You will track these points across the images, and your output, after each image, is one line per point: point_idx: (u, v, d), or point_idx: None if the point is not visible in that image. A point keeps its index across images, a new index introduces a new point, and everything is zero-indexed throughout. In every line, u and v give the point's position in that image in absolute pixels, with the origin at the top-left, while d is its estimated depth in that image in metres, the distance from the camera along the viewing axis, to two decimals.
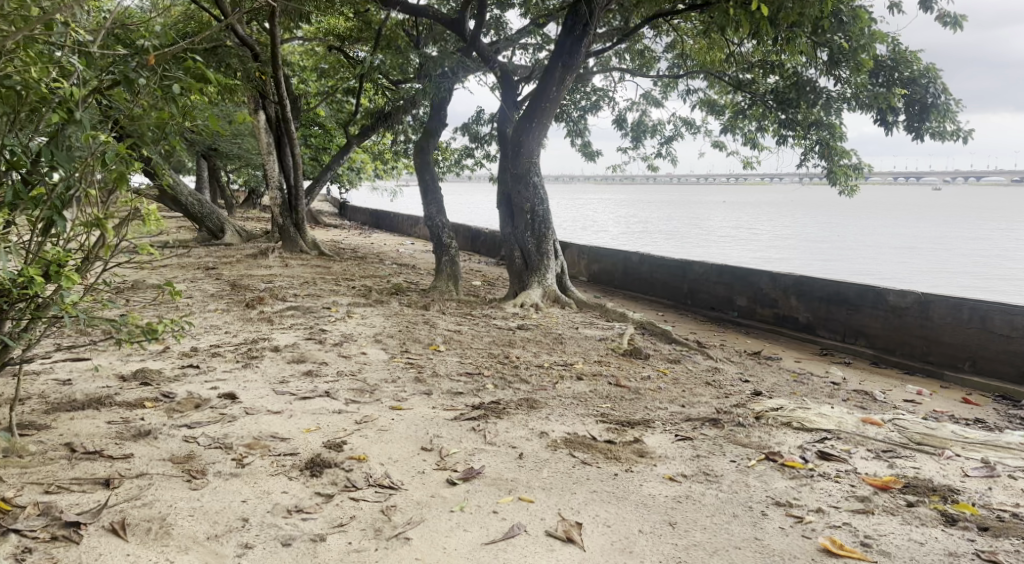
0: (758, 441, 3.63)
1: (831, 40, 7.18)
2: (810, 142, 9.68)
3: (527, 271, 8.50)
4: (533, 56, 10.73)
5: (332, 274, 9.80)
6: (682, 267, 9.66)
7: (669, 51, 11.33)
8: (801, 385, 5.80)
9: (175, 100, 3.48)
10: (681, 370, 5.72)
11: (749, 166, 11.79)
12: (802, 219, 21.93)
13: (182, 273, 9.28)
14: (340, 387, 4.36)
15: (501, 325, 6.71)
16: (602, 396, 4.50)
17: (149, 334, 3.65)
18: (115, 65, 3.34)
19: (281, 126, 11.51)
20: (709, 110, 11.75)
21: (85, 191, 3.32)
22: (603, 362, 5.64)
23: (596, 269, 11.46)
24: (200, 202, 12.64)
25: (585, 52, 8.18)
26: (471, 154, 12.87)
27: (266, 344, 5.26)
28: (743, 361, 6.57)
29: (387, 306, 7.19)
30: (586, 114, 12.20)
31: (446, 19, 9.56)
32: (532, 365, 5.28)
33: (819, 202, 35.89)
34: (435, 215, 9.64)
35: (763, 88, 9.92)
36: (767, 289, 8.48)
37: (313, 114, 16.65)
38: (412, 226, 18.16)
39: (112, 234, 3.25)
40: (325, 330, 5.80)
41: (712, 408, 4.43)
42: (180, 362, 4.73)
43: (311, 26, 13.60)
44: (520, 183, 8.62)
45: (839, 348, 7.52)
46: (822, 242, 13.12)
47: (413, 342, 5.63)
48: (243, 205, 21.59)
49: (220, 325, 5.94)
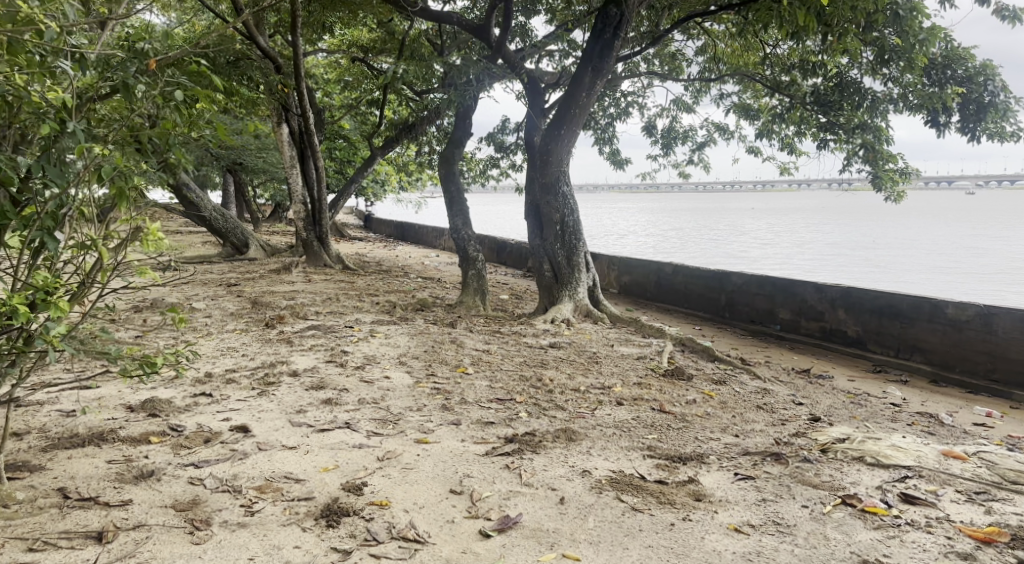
0: (830, 482, 3.22)
1: (881, 36, 6.74)
2: (853, 145, 9.21)
3: (557, 285, 8.12)
4: (560, 62, 10.41)
5: (355, 289, 9.51)
6: (720, 278, 9.22)
7: (701, 55, 10.95)
8: (858, 409, 5.35)
9: (179, 107, 3.14)
10: (728, 392, 5.30)
11: (786, 172, 11.33)
12: (837, 226, 21.28)
13: (203, 290, 9.06)
14: (362, 417, 4.02)
15: (532, 343, 6.34)
16: (647, 425, 4.10)
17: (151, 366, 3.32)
18: (112, 69, 3.04)
19: (304, 139, 11.31)
20: (742, 115, 11.33)
21: (80, 209, 3.01)
22: (644, 384, 5.24)
23: (627, 280, 11.05)
24: (224, 217, 12.50)
25: (615, 56, 7.84)
26: (496, 164, 12.57)
27: (284, 368, 4.95)
28: (792, 381, 6.13)
29: (412, 324, 6.85)
30: (614, 120, 11.85)
31: (471, 25, 9.28)
32: (568, 389, 4.90)
33: (851, 208, 35.02)
34: (460, 227, 9.31)
35: (803, 90, 9.47)
36: (812, 301, 8.02)
37: (337, 127, 16.48)
38: (437, 238, 17.91)
39: (107, 258, 2.94)
40: (347, 352, 5.48)
41: (770, 439, 4.01)
42: (192, 390, 4.43)
43: (334, 38, 13.43)
44: (549, 193, 8.26)
45: (893, 365, 7.03)
46: (864, 251, 12.57)
47: (439, 364, 5.29)
48: (269, 219, 21.52)
49: (237, 347, 5.65)
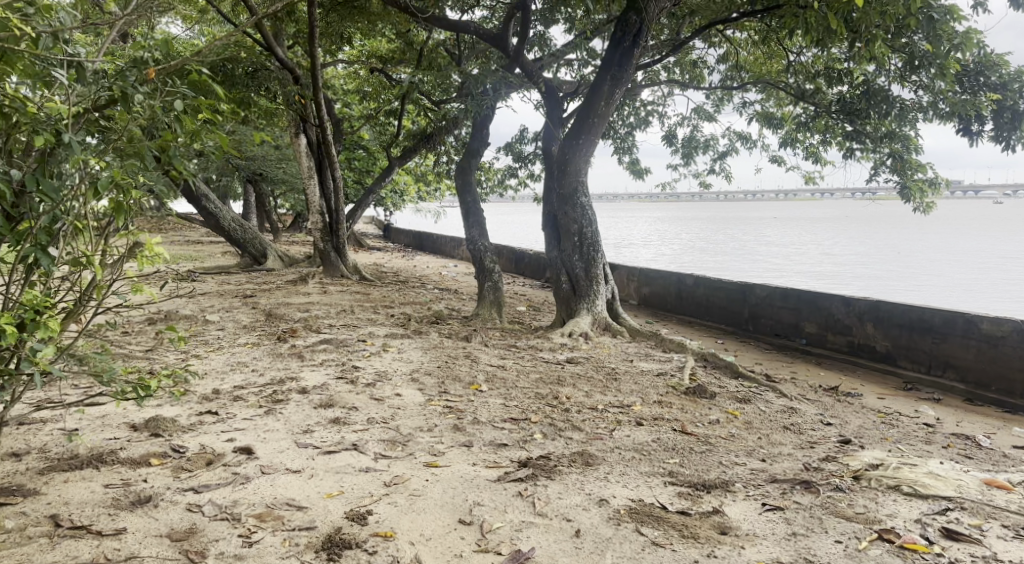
0: (864, 514, 3.02)
1: (911, 42, 6.53)
2: (881, 155, 8.96)
3: (574, 297, 7.94)
4: (579, 71, 10.28)
5: (371, 301, 9.40)
6: (743, 290, 9.00)
7: (722, 63, 10.78)
8: (890, 430, 5.12)
9: (180, 118, 3.04)
10: (752, 411, 5.10)
11: (811, 182, 11.09)
12: (863, 237, 20.87)
13: (219, 302, 9.00)
14: (371, 438, 3.87)
15: (548, 359, 6.16)
16: (668, 448, 3.91)
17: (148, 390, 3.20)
18: (110, 78, 2.94)
19: (322, 150, 11.25)
20: (765, 124, 11.14)
21: (75, 223, 2.91)
22: (665, 402, 5.04)
23: (647, 292, 10.84)
24: (243, 227, 12.48)
25: (635, 64, 7.69)
26: (514, 174, 12.44)
27: (293, 385, 4.81)
28: (819, 400, 5.89)
29: (426, 338, 6.71)
30: (634, 130, 11.68)
31: (488, 35, 9.19)
32: (585, 408, 4.72)
33: (876, 217, 34.48)
34: (477, 238, 9.17)
35: (828, 98, 9.25)
36: (839, 315, 7.78)
37: (357, 138, 16.44)
38: (456, 248, 17.80)
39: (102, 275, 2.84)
40: (359, 367, 5.34)
41: (799, 465, 3.80)
42: (197, 408, 4.30)
43: (353, 49, 13.40)
44: (567, 204, 8.10)
45: (925, 382, 6.77)
46: (891, 262, 12.25)
47: (452, 381, 5.13)
48: (289, 229, 21.54)
49: (247, 362, 5.53)
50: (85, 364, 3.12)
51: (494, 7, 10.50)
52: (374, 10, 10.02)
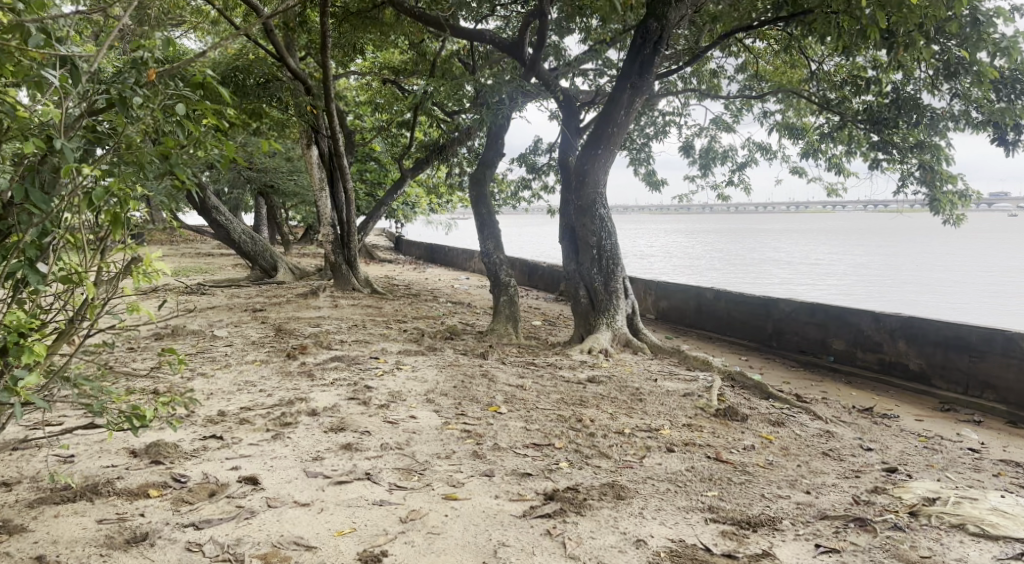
0: (930, 558, 2.81)
1: (947, 47, 6.26)
2: (908, 166, 8.67)
3: (593, 312, 7.67)
4: (595, 81, 10.06)
5: (383, 315, 9.16)
6: (766, 304, 8.70)
7: (741, 73, 10.57)
8: (933, 456, 4.84)
9: (181, 123, 2.82)
10: (787, 437, 4.84)
11: (833, 194, 10.81)
12: (883, 249, 20.46)
13: (227, 316, 8.79)
14: (385, 466, 3.62)
15: (569, 377, 5.88)
16: (704, 478, 3.64)
17: (141, 420, 2.98)
18: (107, 81, 2.74)
19: (334, 161, 11.08)
20: (785, 134, 10.88)
21: (67, 236, 2.68)
22: (694, 425, 4.77)
23: (664, 305, 10.56)
24: (253, 240, 12.30)
25: (655, 73, 7.45)
26: (528, 186, 12.24)
27: (303, 407, 4.56)
28: (855, 423, 5.61)
29: (441, 355, 6.44)
30: (650, 140, 11.45)
31: (504, 43, 9.00)
32: (611, 432, 4.44)
33: (893, 230, 34.02)
34: (492, 250, 8.91)
35: (854, 107, 8.98)
36: (868, 331, 7.48)
37: (368, 149, 16.26)
38: (468, 260, 17.58)
39: (93, 292, 2.63)
40: (371, 387, 5.08)
41: (847, 498, 3.53)
42: (201, 432, 4.07)
43: (366, 60, 13.25)
44: (585, 215, 7.84)
45: (962, 403, 6.46)
46: (916, 277, 11.89)
47: (469, 402, 4.87)
48: (300, 241, 21.37)
49: (255, 381, 5.29)
50: (76, 389, 2.90)
51: (508, 16, 10.32)
52: (387, 21, 9.87)
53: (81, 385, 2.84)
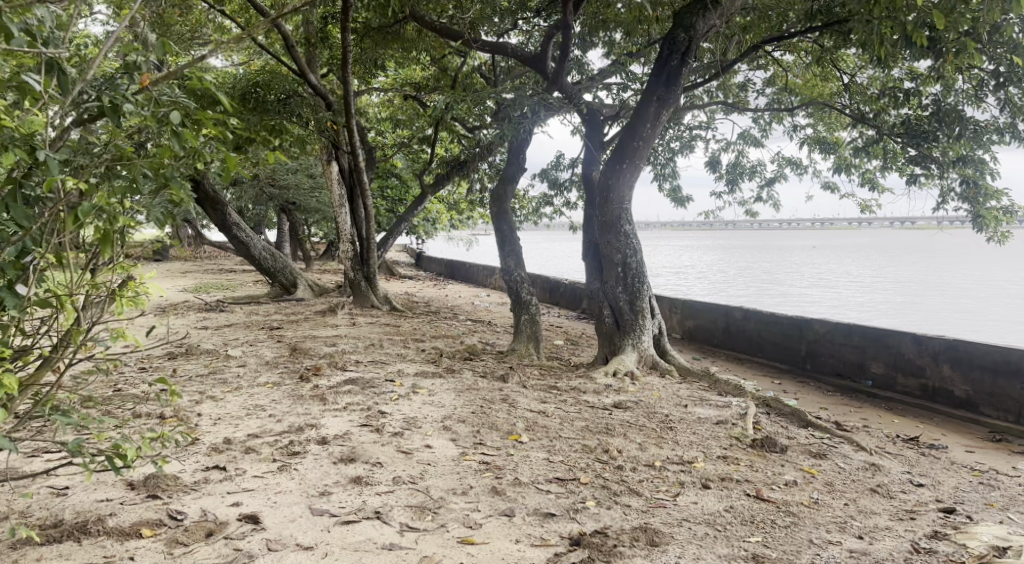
0: None
1: (999, 54, 5.91)
2: (950, 181, 8.30)
3: (618, 332, 7.36)
4: (619, 95, 9.82)
5: (402, 334, 8.91)
6: (799, 325, 8.34)
7: (770, 85, 10.29)
8: (991, 493, 4.47)
9: (177, 133, 2.59)
10: (831, 472, 4.51)
11: (867, 210, 10.45)
12: (916, 268, 19.91)
13: (243, 335, 8.60)
14: (397, 503, 3.36)
15: (594, 403, 5.56)
16: (746, 521, 3.36)
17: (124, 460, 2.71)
18: (98, 86, 2.52)
19: (354, 177, 10.93)
20: (817, 148, 10.54)
21: (51, 256, 2.46)
22: (730, 458, 4.46)
23: (691, 325, 10.22)
24: (273, 256, 12.15)
25: (683, 85, 7.18)
26: (550, 202, 12.00)
27: (313, 434, 4.31)
28: (901, 455, 5.26)
29: (460, 378, 6.17)
30: (676, 155, 11.17)
31: (527, 56, 8.79)
32: (640, 464, 4.14)
33: (920, 247, 33.27)
34: (513, 267, 8.63)
35: (890, 120, 8.64)
36: (910, 355, 7.09)
37: (390, 164, 16.13)
38: (489, 277, 17.33)
39: (74, 315, 2.41)
40: (385, 413, 4.81)
41: (903, 545, 3.24)
42: (204, 462, 3.83)
43: (388, 77, 13.14)
44: (610, 232, 7.54)
45: (1015, 433, 6.05)
46: (954, 297, 11.43)
47: (488, 429, 4.59)
48: (322, 257, 21.29)
49: (265, 404, 5.06)
50: (57, 421, 2.68)
51: (531, 31, 10.14)
52: (409, 36, 9.73)
53: (59, 420, 2.63)
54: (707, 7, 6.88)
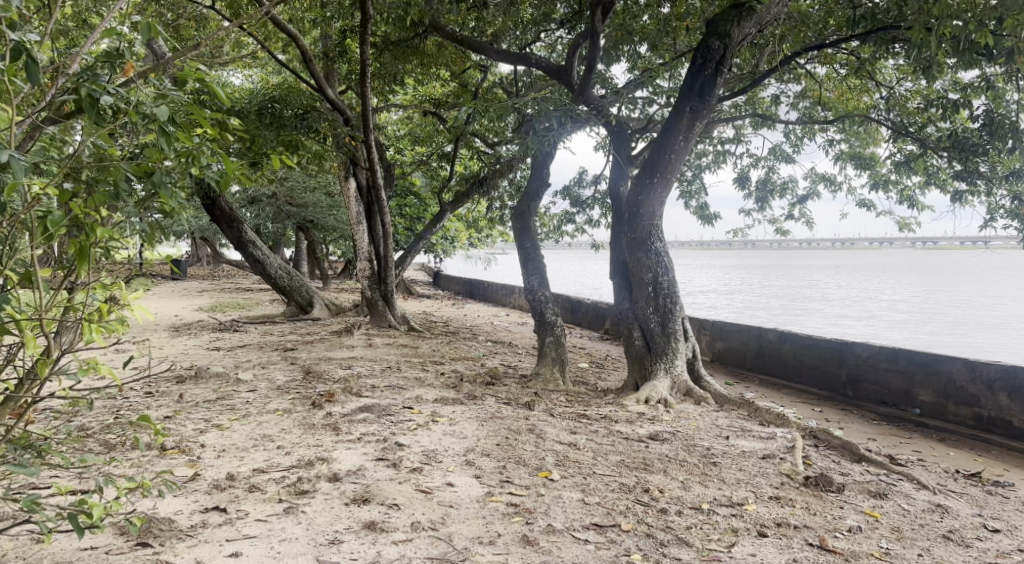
0: None
1: None
2: (1001, 197, 7.79)
3: (649, 356, 6.94)
4: (646, 110, 9.46)
5: (420, 356, 8.53)
6: (840, 349, 7.87)
7: (803, 99, 9.88)
8: None
9: (165, 132, 2.28)
10: (895, 516, 4.08)
11: (906, 228, 9.98)
12: (951, 289, 19.22)
13: (255, 357, 8.27)
14: (416, 557, 3.01)
15: (627, 434, 5.13)
16: None
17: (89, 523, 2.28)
18: (75, 77, 2.20)
19: (372, 194, 10.62)
20: (852, 164, 10.08)
21: (16, 273, 2.14)
22: (784, 499, 4.04)
23: (721, 347, 9.77)
24: (290, 275, 11.86)
25: (719, 94, 6.78)
26: (572, 220, 11.65)
27: (324, 469, 3.93)
28: (966, 494, 4.78)
29: (482, 405, 5.77)
30: (702, 172, 10.78)
31: (551, 68, 8.45)
32: (686, 506, 3.74)
33: (951, 268, 32.47)
34: (536, 286, 8.25)
35: (934, 133, 8.17)
36: (963, 383, 6.61)
37: (409, 181, 15.85)
38: (509, 296, 16.94)
39: (32, 341, 2.08)
40: (402, 445, 4.43)
41: None
42: (203, 502, 3.46)
43: (407, 93, 12.87)
44: (640, 250, 7.12)
45: None
46: (998, 320, 10.84)
47: (515, 465, 4.19)
48: (341, 276, 21.04)
49: (274, 435, 4.69)
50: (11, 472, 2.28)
51: (553, 44, 9.85)
52: (429, 51, 9.44)
53: (17, 468, 2.25)
54: (742, 15, 6.52)
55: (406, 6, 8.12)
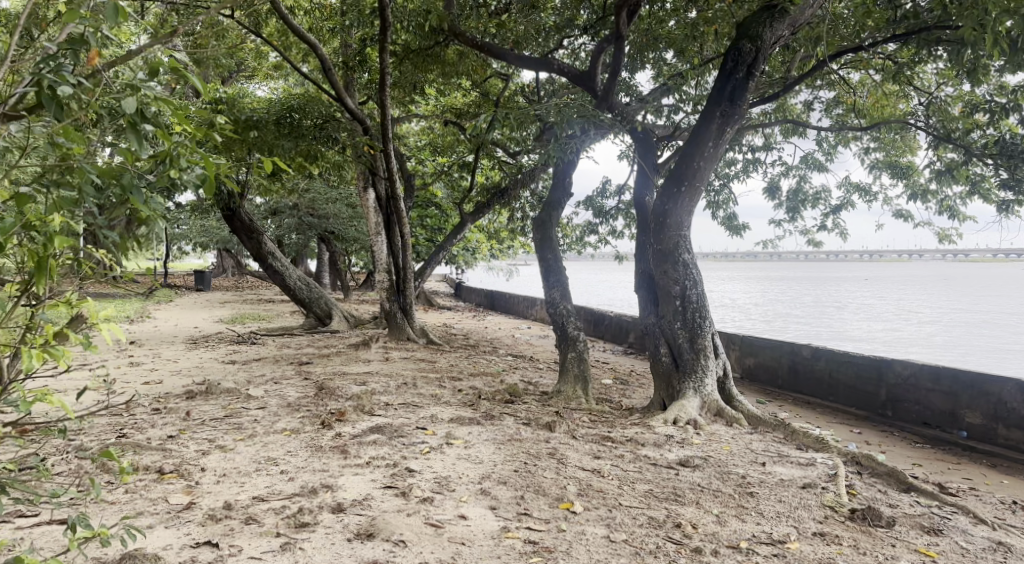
0: None
1: None
2: None
3: (677, 373, 6.58)
4: (672, 118, 9.14)
5: (437, 371, 8.24)
6: (879, 367, 7.44)
7: (836, 105, 9.48)
8: None
9: (138, 131, 2.00)
10: (952, 556, 3.69)
11: (946, 240, 9.53)
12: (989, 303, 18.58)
13: (270, 371, 8.03)
14: None
15: (655, 459, 4.78)
16: None
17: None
18: (38, 67, 1.93)
19: (390, 205, 10.39)
20: (888, 172, 9.65)
21: None
22: (829, 536, 3.68)
23: (751, 364, 9.37)
24: (309, 287, 11.63)
25: (750, 99, 6.43)
26: (595, 231, 11.33)
27: (327, 498, 3.65)
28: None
29: (499, 425, 5.46)
30: (730, 181, 10.42)
31: (574, 73, 8.15)
32: (721, 544, 3.40)
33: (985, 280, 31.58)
34: (558, 300, 7.90)
35: (979, 139, 7.74)
36: (1015, 404, 6.17)
37: (429, 192, 15.65)
38: (531, 308, 16.64)
39: None
40: (413, 471, 4.13)
41: None
42: (195, 536, 3.19)
43: (427, 102, 12.67)
44: (667, 261, 6.74)
45: None
46: None
47: (535, 494, 3.87)
48: (363, 287, 20.88)
49: (279, 457, 4.42)
50: None
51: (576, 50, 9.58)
52: (450, 59, 9.18)
53: None
54: (775, 17, 6.23)
55: (425, 12, 7.87)
